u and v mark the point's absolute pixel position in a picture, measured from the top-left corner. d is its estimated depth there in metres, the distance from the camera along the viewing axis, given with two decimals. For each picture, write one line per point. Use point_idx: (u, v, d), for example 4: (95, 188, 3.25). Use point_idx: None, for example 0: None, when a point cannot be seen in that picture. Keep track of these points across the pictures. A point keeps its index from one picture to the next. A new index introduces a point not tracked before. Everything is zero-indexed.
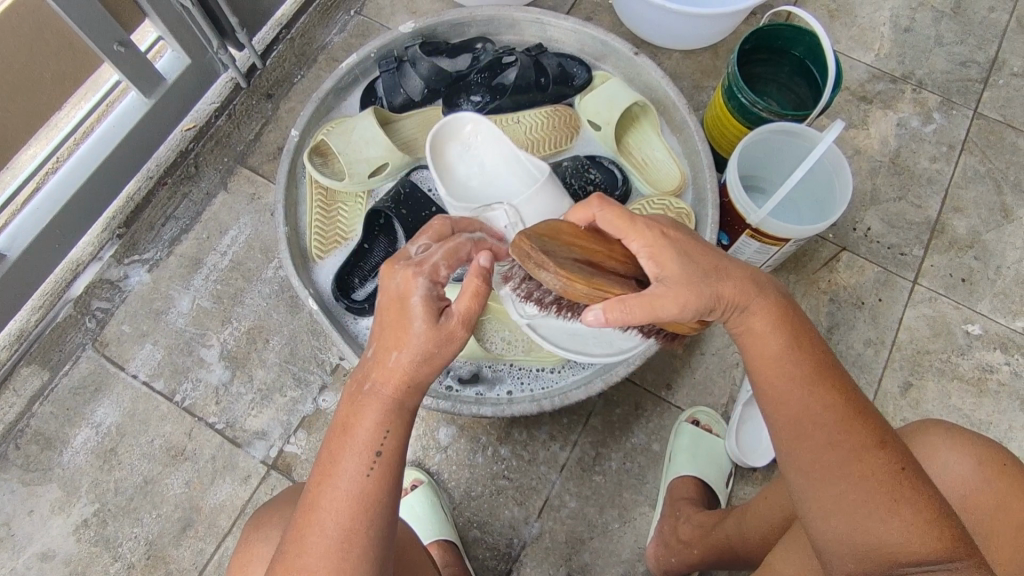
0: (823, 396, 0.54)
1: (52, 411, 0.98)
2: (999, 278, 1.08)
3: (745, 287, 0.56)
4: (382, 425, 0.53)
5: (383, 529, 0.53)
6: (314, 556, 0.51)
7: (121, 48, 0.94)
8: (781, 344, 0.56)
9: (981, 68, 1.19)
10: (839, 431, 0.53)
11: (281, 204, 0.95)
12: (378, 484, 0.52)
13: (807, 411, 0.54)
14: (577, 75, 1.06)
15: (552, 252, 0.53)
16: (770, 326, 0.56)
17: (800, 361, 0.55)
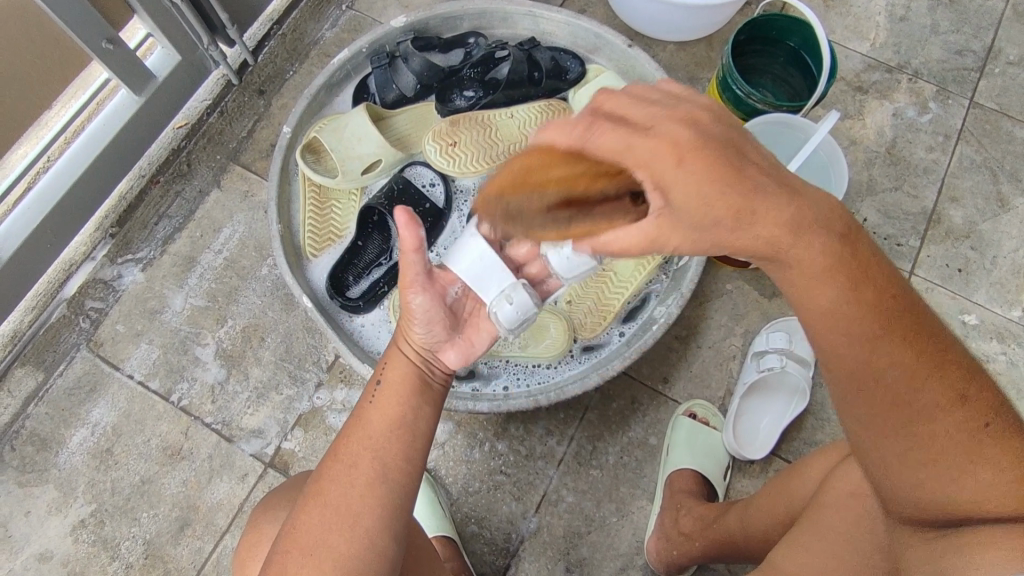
0: (892, 358, 0.50)
1: (47, 411, 0.98)
2: (995, 268, 1.08)
3: (766, 227, 0.50)
4: (385, 363, 0.66)
5: (389, 455, 0.58)
6: (328, 482, 0.57)
7: (110, 46, 0.93)
8: (826, 280, 0.51)
9: (977, 57, 1.18)
10: (877, 388, 0.51)
11: (273, 202, 0.95)
12: (381, 407, 0.61)
13: (857, 364, 0.51)
14: (570, 69, 1.06)
15: (515, 211, 0.54)
16: (809, 257, 0.50)
17: (859, 321, 0.50)
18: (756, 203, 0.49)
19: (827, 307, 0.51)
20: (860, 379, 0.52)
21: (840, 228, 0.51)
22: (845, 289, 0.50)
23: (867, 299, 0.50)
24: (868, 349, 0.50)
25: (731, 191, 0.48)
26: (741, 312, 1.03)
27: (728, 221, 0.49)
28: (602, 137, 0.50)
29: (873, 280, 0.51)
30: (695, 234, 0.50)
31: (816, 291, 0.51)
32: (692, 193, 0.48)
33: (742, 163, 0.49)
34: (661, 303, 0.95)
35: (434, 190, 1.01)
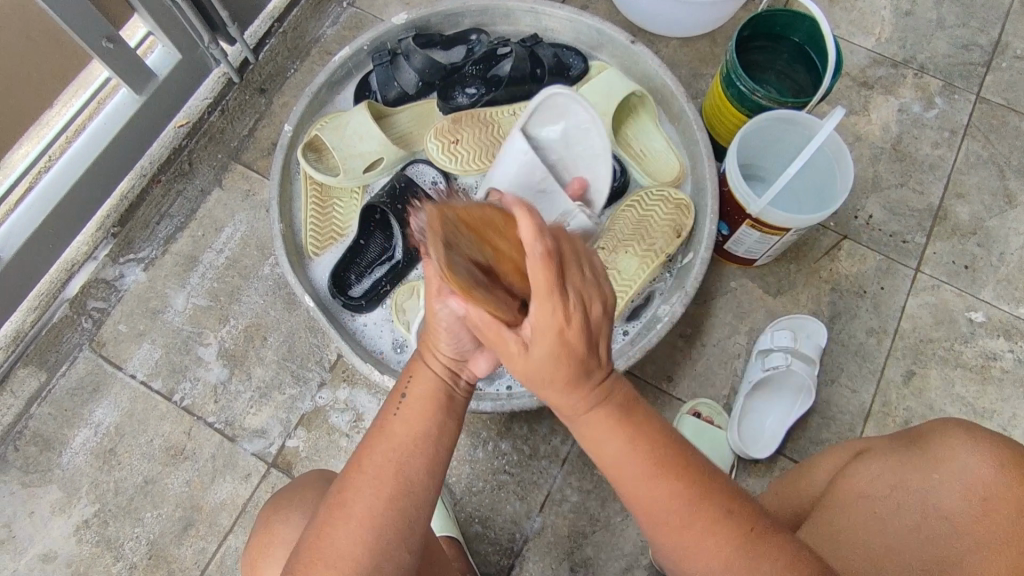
0: (708, 524, 0.52)
1: (50, 412, 0.98)
2: (1002, 264, 1.07)
3: (588, 408, 0.53)
4: (410, 375, 0.63)
5: (414, 473, 0.56)
6: (352, 495, 0.55)
7: (110, 45, 0.92)
8: (637, 459, 0.53)
9: (984, 52, 1.17)
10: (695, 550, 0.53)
11: (275, 201, 0.95)
12: (405, 421, 0.59)
13: (667, 511, 0.53)
14: (573, 66, 1.05)
15: (454, 245, 0.52)
16: (609, 432, 0.54)
17: (671, 483, 0.52)
18: (590, 396, 0.53)
19: (631, 471, 0.53)
20: (672, 523, 0.53)
21: (658, 423, 0.55)
22: (648, 462, 0.53)
23: (683, 471, 0.53)
24: (687, 507, 0.52)
25: (572, 360, 0.51)
26: (745, 311, 1.04)
27: (561, 381, 0.52)
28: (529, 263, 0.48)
29: (690, 466, 0.53)
30: (532, 372, 0.53)
31: (627, 462, 0.53)
32: (552, 347, 0.50)
33: (590, 354, 0.52)
34: (666, 303, 0.96)
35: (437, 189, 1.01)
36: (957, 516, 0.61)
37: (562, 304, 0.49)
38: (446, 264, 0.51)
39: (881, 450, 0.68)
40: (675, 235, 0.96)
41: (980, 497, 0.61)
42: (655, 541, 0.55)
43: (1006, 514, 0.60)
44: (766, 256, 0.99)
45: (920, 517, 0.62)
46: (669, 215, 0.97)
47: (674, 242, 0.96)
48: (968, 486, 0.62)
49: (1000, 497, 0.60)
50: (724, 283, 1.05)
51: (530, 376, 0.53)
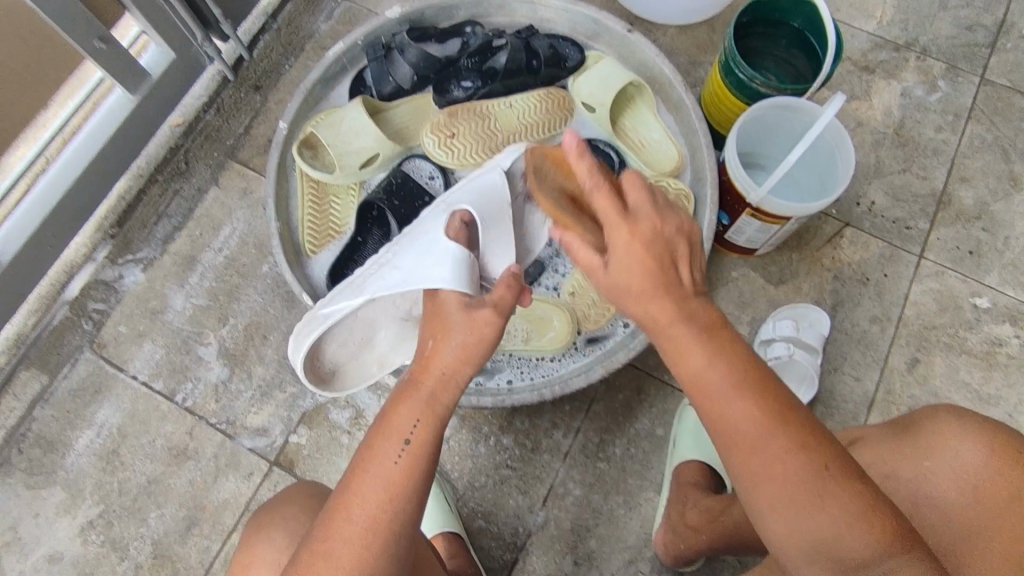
0: (788, 447, 0.51)
1: (53, 414, 0.98)
2: (1008, 249, 1.06)
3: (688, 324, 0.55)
4: (417, 418, 0.60)
5: (406, 515, 0.56)
6: (339, 542, 0.54)
7: (103, 45, 0.92)
8: (735, 384, 0.53)
9: (988, 33, 1.15)
10: (769, 437, 0.51)
11: (271, 198, 0.94)
12: (407, 470, 0.57)
13: (737, 429, 0.52)
14: (569, 56, 1.03)
15: (538, 177, 0.70)
16: (693, 340, 0.54)
17: (743, 399, 0.52)
18: (671, 308, 0.55)
19: (709, 386, 0.53)
20: (739, 448, 0.52)
21: (744, 346, 0.55)
22: (738, 379, 0.53)
23: (767, 395, 0.52)
24: (759, 432, 0.51)
25: (655, 253, 0.56)
26: (747, 300, 1.03)
27: (636, 293, 0.56)
28: (598, 200, 0.58)
29: (771, 391, 0.53)
30: (614, 270, 0.57)
31: (703, 377, 0.54)
32: (624, 258, 0.56)
33: (670, 271, 0.56)
34: None
35: (434, 184, 1.00)
36: (950, 504, 0.61)
37: (631, 223, 0.56)
38: (538, 194, 0.68)
39: (871, 442, 0.67)
40: None
41: (972, 485, 0.61)
42: (734, 481, 0.54)
43: (997, 501, 0.60)
44: (767, 245, 0.98)
45: (910, 505, 0.63)
46: None
47: None
48: (961, 475, 0.61)
49: (992, 483, 0.60)
50: (725, 274, 1.04)
51: (614, 294, 0.59)
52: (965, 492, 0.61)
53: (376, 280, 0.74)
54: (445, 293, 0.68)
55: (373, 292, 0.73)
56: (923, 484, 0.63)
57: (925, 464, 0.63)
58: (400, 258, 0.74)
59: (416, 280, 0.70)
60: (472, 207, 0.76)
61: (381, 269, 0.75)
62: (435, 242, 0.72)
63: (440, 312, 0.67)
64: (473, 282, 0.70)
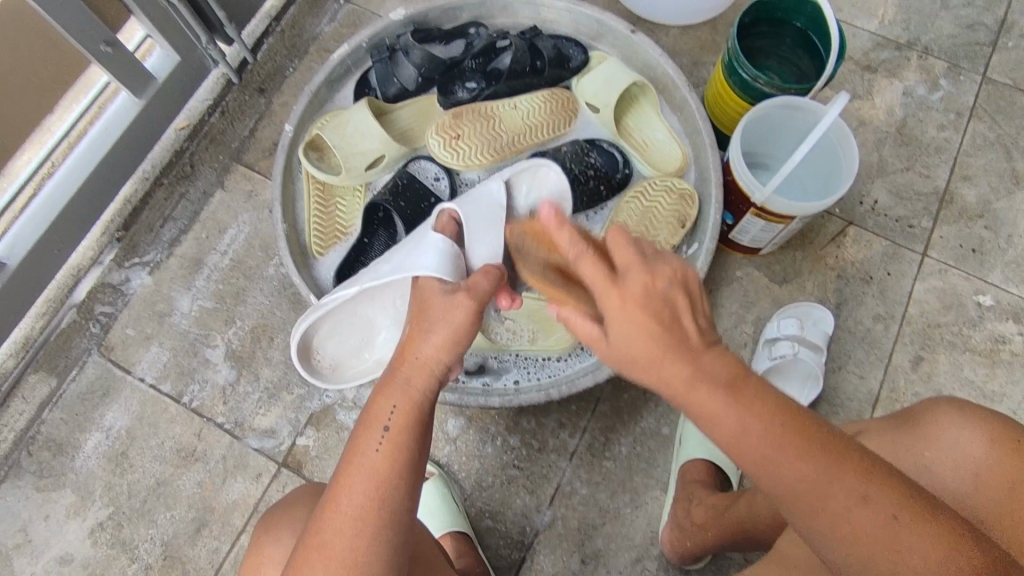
0: (852, 500, 0.48)
1: (62, 417, 0.99)
2: (1010, 246, 1.06)
3: (713, 376, 0.51)
4: (393, 405, 0.61)
5: (395, 503, 0.56)
6: (330, 533, 0.54)
7: (109, 48, 0.92)
8: (777, 435, 0.49)
9: (989, 31, 1.15)
10: (829, 489, 0.48)
11: (277, 202, 0.95)
12: (389, 457, 0.58)
13: (798, 490, 0.49)
14: (573, 57, 1.05)
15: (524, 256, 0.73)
16: (722, 400, 0.50)
17: (801, 458, 0.49)
18: (690, 372, 0.51)
19: (753, 457, 0.50)
20: (809, 512, 0.49)
21: (775, 394, 0.51)
22: (779, 431, 0.49)
23: (823, 446, 0.49)
24: (828, 488, 0.48)
25: (657, 308, 0.52)
26: (751, 300, 1.04)
27: (643, 365, 0.52)
28: (583, 267, 0.55)
29: (820, 435, 0.50)
30: (620, 345, 0.53)
31: (745, 445, 0.50)
32: (631, 317, 0.53)
33: (675, 324, 0.52)
34: None
35: (440, 185, 1.00)
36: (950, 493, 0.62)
37: (622, 288, 0.53)
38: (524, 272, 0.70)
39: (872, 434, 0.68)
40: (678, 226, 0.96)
41: (973, 474, 0.61)
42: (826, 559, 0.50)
43: (995, 489, 0.60)
44: (771, 244, 0.98)
45: None
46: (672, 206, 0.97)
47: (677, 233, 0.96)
48: (961, 465, 0.62)
49: (993, 471, 0.61)
50: (730, 273, 1.05)
51: (624, 367, 0.55)
52: (966, 481, 0.61)
53: (368, 271, 0.77)
54: (427, 278, 0.71)
55: (366, 282, 0.75)
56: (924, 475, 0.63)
57: (926, 455, 0.63)
58: (393, 253, 0.77)
59: (403, 266, 0.73)
60: (466, 209, 0.79)
61: (376, 262, 0.79)
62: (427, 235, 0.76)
63: (422, 297, 0.69)
64: (456, 271, 0.73)
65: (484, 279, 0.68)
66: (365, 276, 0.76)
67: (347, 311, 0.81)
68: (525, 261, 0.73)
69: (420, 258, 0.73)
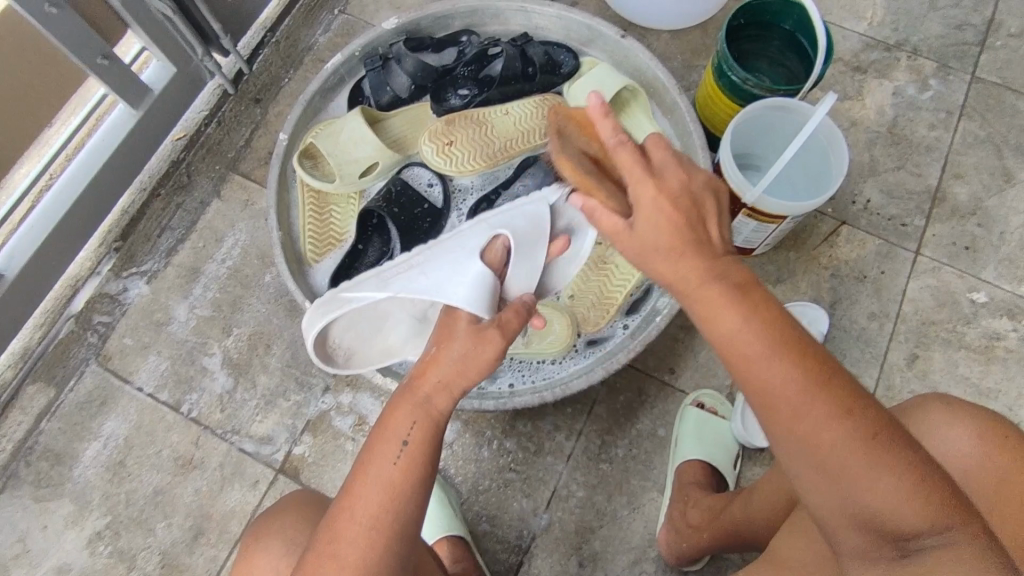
0: (830, 412, 0.47)
1: (60, 427, 0.99)
2: (1003, 244, 1.07)
3: (711, 280, 0.51)
4: (413, 421, 0.60)
5: (403, 516, 0.56)
6: (343, 545, 0.55)
7: (105, 61, 0.93)
8: (767, 342, 0.49)
9: (978, 31, 1.16)
10: (813, 398, 0.48)
11: (273, 209, 0.95)
12: (405, 471, 0.57)
13: (783, 398, 0.48)
14: (564, 63, 1.05)
15: (563, 136, 0.67)
16: (724, 299, 0.50)
17: (789, 364, 0.48)
18: (702, 266, 0.51)
19: (748, 353, 0.49)
20: (785, 414, 0.49)
21: (776, 306, 0.51)
22: (772, 341, 0.49)
23: (814, 360, 0.49)
24: (807, 392, 0.48)
25: (672, 217, 0.52)
26: None
27: (664, 253, 0.52)
28: (621, 156, 0.54)
29: (816, 358, 0.49)
30: (640, 242, 0.54)
31: (741, 343, 0.49)
32: (652, 214, 0.53)
33: (698, 227, 0.53)
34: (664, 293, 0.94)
35: (433, 190, 1.02)
36: None
37: (658, 177, 0.53)
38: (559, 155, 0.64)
39: None
40: None
41: (962, 470, 0.62)
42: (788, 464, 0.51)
43: (984, 490, 0.61)
44: (763, 245, 0.99)
45: None
46: None
47: None
48: (952, 461, 0.62)
49: (982, 466, 0.61)
50: None
51: (642, 261, 0.55)
52: (955, 477, 0.62)
53: (396, 269, 0.75)
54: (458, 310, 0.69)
55: (396, 291, 0.73)
56: None
57: (916, 450, 0.64)
58: (429, 264, 0.74)
59: (438, 292, 0.71)
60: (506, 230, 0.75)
61: (405, 267, 0.76)
62: (469, 256, 0.73)
63: (453, 325, 0.68)
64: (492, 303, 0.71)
65: (511, 317, 0.65)
66: (393, 288, 0.73)
67: (367, 310, 0.78)
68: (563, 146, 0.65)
69: (456, 279, 0.71)
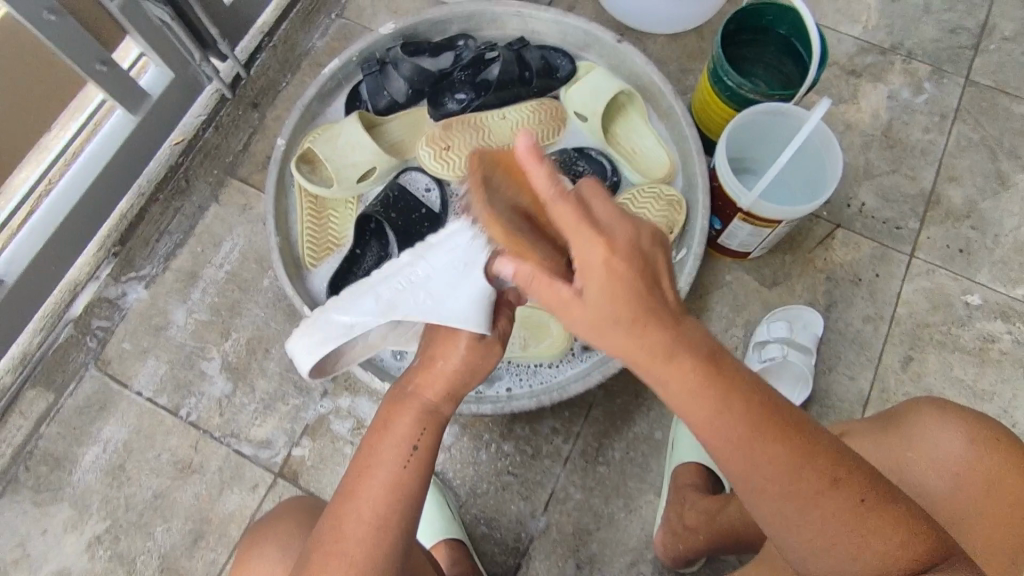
0: (811, 474, 0.50)
1: (59, 431, 0.99)
2: (997, 246, 1.07)
3: (672, 357, 0.49)
4: (422, 427, 0.61)
5: (411, 514, 0.57)
6: (349, 542, 0.55)
7: (104, 67, 0.94)
8: (734, 403, 0.50)
9: (972, 35, 1.17)
10: (787, 467, 0.50)
11: (271, 215, 0.96)
12: (412, 473, 0.58)
13: (760, 476, 0.50)
14: (561, 67, 1.06)
15: (488, 190, 0.52)
16: (690, 379, 0.49)
17: (768, 447, 0.50)
18: (670, 338, 0.49)
19: (725, 437, 0.50)
20: (763, 486, 0.51)
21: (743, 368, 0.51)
22: (741, 428, 0.49)
23: (787, 431, 0.50)
24: (786, 461, 0.50)
25: (630, 305, 0.48)
26: (741, 303, 1.05)
27: (619, 335, 0.49)
28: (557, 211, 0.47)
29: (792, 419, 0.51)
30: (595, 324, 0.50)
31: (711, 425, 0.50)
32: (607, 285, 0.48)
33: (655, 292, 0.49)
34: None
35: (430, 196, 1.02)
36: (932, 493, 0.63)
37: (606, 236, 0.48)
38: (483, 212, 0.51)
39: (857, 437, 0.68)
40: (667, 231, 0.97)
41: (953, 473, 0.62)
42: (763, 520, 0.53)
43: (974, 488, 0.62)
44: (759, 248, 0.99)
45: None
46: (660, 212, 0.98)
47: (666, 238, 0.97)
48: (943, 465, 0.63)
49: (973, 470, 0.62)
50: (719, 277, 1.06)
51: (592, 329, 0.50)
52: (947, 480, 0.62)
53: (390, 288, 0.64)
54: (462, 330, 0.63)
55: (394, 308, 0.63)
56: (904, 476, 0.64)
57: (908, 454, 0.64)
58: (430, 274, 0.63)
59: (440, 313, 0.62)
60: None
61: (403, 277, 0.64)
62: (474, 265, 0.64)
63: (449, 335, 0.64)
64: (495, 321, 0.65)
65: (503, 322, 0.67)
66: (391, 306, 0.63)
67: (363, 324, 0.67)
68: (486, 198, 0.51)
69: (462, 296, 0.62)
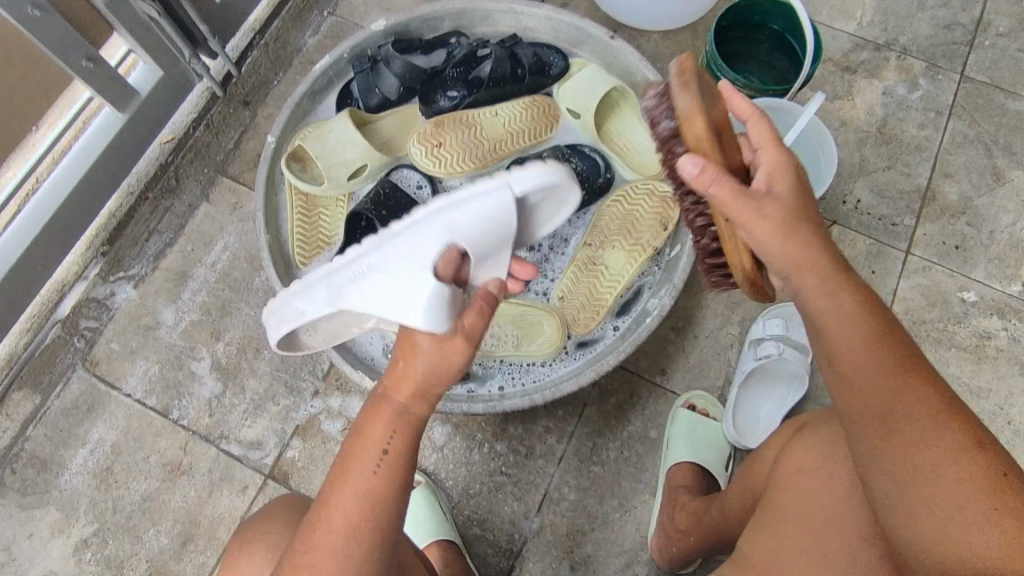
0: (930, 428, 0.52)
1: (46, 433, 0.98)
2: (993, 243, 1.07)
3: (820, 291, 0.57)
4: (391, 430, 0.57)
5: (373, 516, 0.55)
6: (321, 555, 0.54)
7: (90, 64, 0.92)
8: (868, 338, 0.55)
9: (967, 31, 1.17)
10: (910, 411, 0.53)
11: (260, 213, 0.95)
12: (384, 479, 0.56)
13: (884, 408, 0.54)
14: (553, 64, 1.05)
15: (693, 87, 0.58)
16: (843, 307, 0.56)
17: (910, 390, 0.54)
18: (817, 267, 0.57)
19: (853, 351, 0.55)
20: (876, 423, 0.54)
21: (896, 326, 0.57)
22: (889, 362, 0.55)
23: (938, 402, 0.53)
24: (921, 415, 0.53)
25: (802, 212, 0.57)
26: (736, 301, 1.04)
27: (788, 237, 0.56)
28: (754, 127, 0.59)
29: (935, 388, 0.54)
30: (768, 227, 0.55)
31: (848, 342, 0.56)
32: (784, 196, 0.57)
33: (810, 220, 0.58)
34: (654, 296, 0.95)
35: (422, 193, 1.01)
36: None
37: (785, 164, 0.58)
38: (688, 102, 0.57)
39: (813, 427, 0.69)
40: (661, 229, 0.95)
41: None
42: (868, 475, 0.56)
43: None
44: None
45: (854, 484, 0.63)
46: (654, 210, 0.97)
47: (660, 235, 0.95)
48: None
49: None
50: None
51: (753, 243, 0.57)
52: None
53: (347, 276, 0.61)
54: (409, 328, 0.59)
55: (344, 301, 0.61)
56: None
57: None
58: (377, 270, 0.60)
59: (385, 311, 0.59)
60: (459, 228, 0.59)
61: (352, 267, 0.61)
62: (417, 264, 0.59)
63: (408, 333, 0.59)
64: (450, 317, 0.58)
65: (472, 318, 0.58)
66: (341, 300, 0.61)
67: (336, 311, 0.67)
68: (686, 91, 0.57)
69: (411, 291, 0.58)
